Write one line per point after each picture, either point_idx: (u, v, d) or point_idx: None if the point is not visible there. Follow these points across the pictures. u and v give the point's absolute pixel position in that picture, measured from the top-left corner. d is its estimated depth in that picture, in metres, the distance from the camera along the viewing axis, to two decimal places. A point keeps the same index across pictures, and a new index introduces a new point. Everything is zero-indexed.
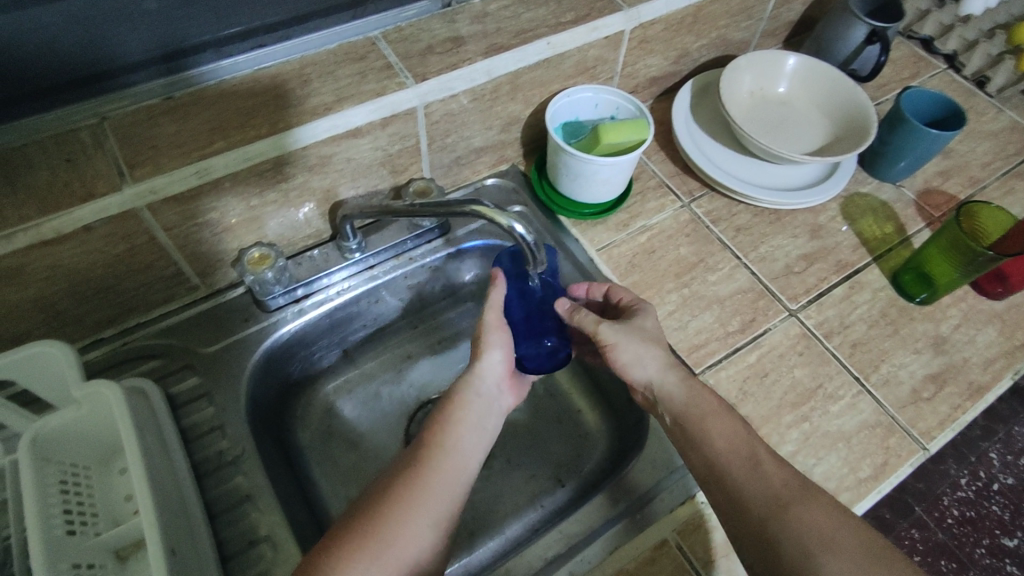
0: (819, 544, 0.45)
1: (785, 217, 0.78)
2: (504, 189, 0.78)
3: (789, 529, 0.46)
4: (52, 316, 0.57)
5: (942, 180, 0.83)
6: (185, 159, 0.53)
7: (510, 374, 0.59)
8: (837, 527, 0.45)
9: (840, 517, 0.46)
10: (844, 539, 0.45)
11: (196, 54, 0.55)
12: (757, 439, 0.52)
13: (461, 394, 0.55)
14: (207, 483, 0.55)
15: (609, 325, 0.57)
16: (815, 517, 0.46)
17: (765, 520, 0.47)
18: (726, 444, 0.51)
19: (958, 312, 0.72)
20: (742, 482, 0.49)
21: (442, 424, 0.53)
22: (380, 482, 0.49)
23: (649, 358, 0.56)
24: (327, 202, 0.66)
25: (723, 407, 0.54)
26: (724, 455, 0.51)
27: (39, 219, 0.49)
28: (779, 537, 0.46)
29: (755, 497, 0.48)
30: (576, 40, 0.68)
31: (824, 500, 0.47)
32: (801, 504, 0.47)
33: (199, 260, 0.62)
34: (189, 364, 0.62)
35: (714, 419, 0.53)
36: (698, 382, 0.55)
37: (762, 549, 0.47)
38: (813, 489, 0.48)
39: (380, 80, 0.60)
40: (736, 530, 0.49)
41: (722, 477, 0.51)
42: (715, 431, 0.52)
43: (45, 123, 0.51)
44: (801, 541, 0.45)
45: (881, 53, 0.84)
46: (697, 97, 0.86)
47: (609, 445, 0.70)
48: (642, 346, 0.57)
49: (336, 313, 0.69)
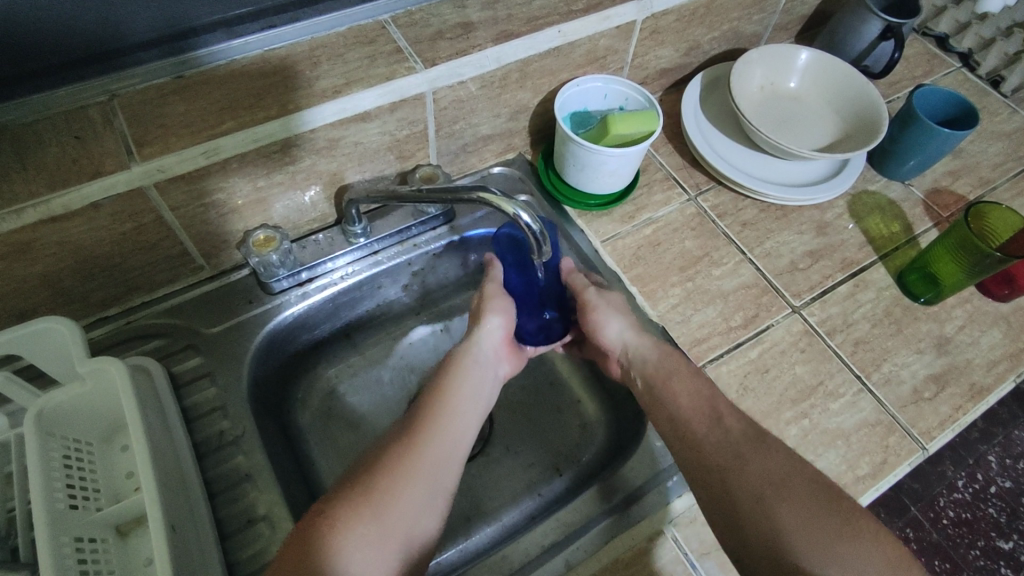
0: (770, 488, 0.46)
1: (791, 213, 0.78)
2: (510, 178, 0.78)
3: (744, 477, 0.48)
4: (58, 293, 0.57)
5: (951, 180, 0.83)
6: (194, 139, 0.53)
7: (507, 342, 0.62)
8: (787, 471, 0.47)
9: (791, 463, 0.48)
10: (793, 484, 0.47)
11: (201, 35, 0.55)
12: (719, 396, 0.54)
13: (456, 363, 0.57)
14: (207, 461, 0.56)
15: (593, 289, 0.63)
16: (767, 464, 0.48)
17: (722, 467, 0.49)
18: (689, 400, 0.54)
19: (963, 313, 0.71)
20: (702, 434, 0.51)
21: (438, 391, 0.54)
22: (376, 447, 0.50)
23: (626, 319, 0.61)
24: (333, 185, 0.66)
25: (689, 366, 0.57)
26: (689, 410, 0.53)
27: (47, 195, 0.49)
28: (733, 483, 0.48)
29: (713, 447, 0.50)
30: (587, 29, 0.67)
31: (776, 447, 0.49)
32: (754, 453, 0.49)
33: (205, 241, 0.62)
34: (192, 344, 0.62)
35: (677, 381, 0.55)
36: (670, 348, 0.59)
37: (715, 495, 0.49)
38: (767, 438, 0.50)
39: (389, 64, 0.60)
40: (694, 478, 0.51)
41: (686, 430, 0.52)
42: (680, 389, 0.55)
43: (55, 99, 0.51)
44: (753, 486, 0.47)
45: (895, 49, 0.83)
46: (707, 90, 0.86)
47: (608, 436, 0.70)
48: (620, 310, 0.62)
49: (339, 298, 0.69)
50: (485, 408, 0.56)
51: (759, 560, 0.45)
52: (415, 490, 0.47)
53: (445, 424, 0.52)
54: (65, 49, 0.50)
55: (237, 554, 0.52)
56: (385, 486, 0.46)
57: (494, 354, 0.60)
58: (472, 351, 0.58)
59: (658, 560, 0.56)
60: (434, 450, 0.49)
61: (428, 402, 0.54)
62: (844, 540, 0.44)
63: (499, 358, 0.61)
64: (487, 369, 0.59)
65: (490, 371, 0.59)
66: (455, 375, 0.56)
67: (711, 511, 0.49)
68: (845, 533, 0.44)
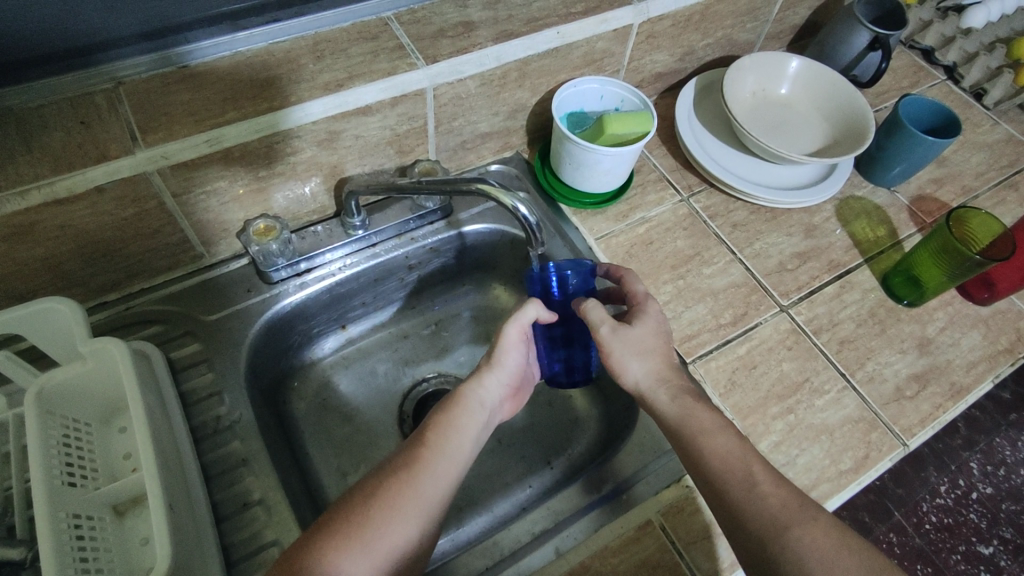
0: (821, 565, 0.45)
1: (781, 216, 0.80)
2: (507, 175, 0.79)
3: (791, 551, 0.46)
4: (58, 276, 0.57)
5: (935, 187, 0.85)
6: (197, 127, 0.54)
7: (511, 392, 0.61)
8: (838, 542, 0.46)
9: (839, 537, 0.47)
10: (846, 561, 0.45)
11: (188, 30, 0.57)
12: (753, 456, 0.52)
13: (461, 398, 0.55)
14: (202, 446, 0.57)
15: (608, 329, 0.58)
16: (813, 537, 0.46)
17: (767, 538, 0.47)
18: (721, 461, 0.51)
19: (944, 316, 0.73)
20: (741, 503, 0.49)
21: (441, 424, 0.53)
22: (376, 472, 0.50)
23: (649, 359, 0.58)
24: (334, 177, 0.67)
25: (715, 421, 0.54)
26: (721, 471, 0.51)
27: (52, 178, 0.50)
28: (781, 556, 0.46)
29: (755, 518, 0.48)
30: (585, 30, 0.69)
31: (821, 515, 0.48)
32: (801, 525, 0.47)
33: (205, 229, 0.63)
34: (189, 331, 0.63)
35: (703, 437, 0.53)
36: (689, 400, 0.56)
37: (762, 564, 0.47)
38: (809, 504, 0.49)
39: (392, 61, 0.62)
40: (737, 541, 0.49)
41: (723, 495, 0.50)
42: (711, 446, 0.52)
43: (63, 85, 0.53)
44: (803, 562, 0.45)
45: (882, 59, 0.86)
46: (700, 94, 0.88)
47: (598, 430, 0.72)
48: (643, 348, 0.58)
49: (336, 289, 0.70)
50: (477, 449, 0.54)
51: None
52: (403, 524, 0.46)
53: (444, 461, 0.51)
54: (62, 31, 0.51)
55: (231, 537, 0.52)
56: (378, 516, 0.46)
57: (500, 393, 0.59)
58: (482, 387, 0.57)
59: (647, 549, 0.56)
60: (432, 488, 0.49)
61: (432, 431, 0.52)
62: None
63: (503, 405, 0.60)
64: (491, 412, 0.57)
65: (491, 410, 0.58)
66: (457, 409, 0.55)
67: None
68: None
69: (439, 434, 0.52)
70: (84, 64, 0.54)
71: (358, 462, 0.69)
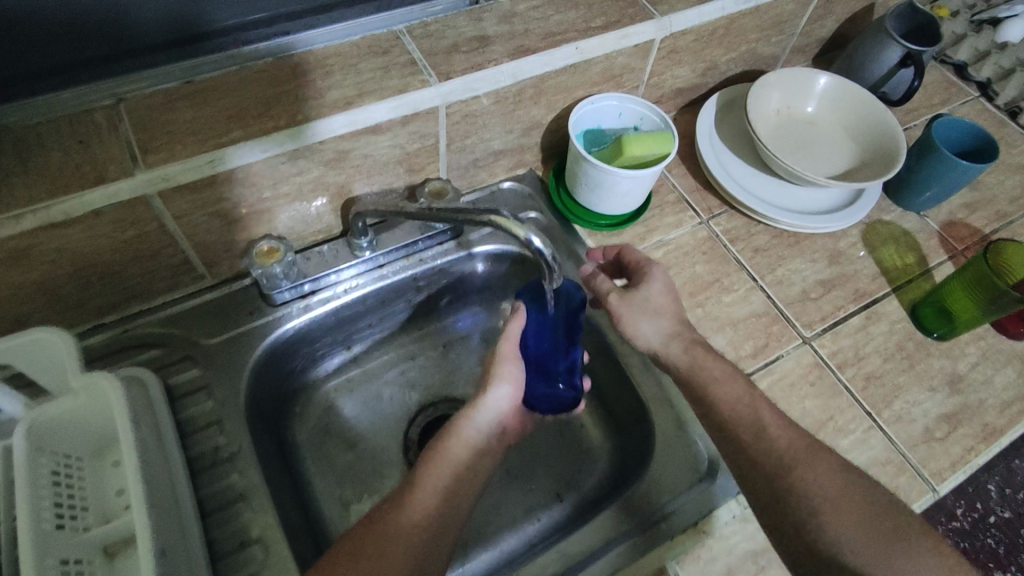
0: (824, 503, 0.51)
1: (804, 241, 0.76)
2: (519, 194, 0.77)
3: (798, 491, 0.51)
4: (53, 300, 0.55)
5: (967, 213, 0.81)
6: (200, 147, 0.52)
7: (513, 410, 0.60)
8: (838, 482, 0.52)
9: (840, 474, 0.52)
10: (847, 498, 0.51)
11: (193, 44, 0.55)
12: (761, 403, 0.56)
13: (458, 426, 0.56)
14: (200, 480, 0.54)
15: (616, 297, 0.62)
16: (817, 477, 0.52)
17: (777, 480, 0.52)
18: (732, 409, 0.55)
19: (977, 350, 0.70)
20: (753, 448, 0.54)
21: (437, 455, 0.54)
22: (383, 500, 0.52)
23: (664, 316, 0.61)
24: (340, 198, 0.64)
25: (723, 369, 0.58)
26: (733, 419, 0.55)
27: (47, 201, 0.48)
28: (789, 497, 0.52)
29: (767, 461, 0.53)
30: (605, 47, 0.66)
31: (824, 456, 0.53)
32: (806, 466, 0.52)
33: (208, 250, 0.61)
34: (189, 356, 0.61)
35: (717, 386, 0.57)
36: (700, 348, 0.59)
37: (770, 501, 0.53)
38: (814, 446, 0.54)
39: (403, 77, 0.59)
40: (747, 481, 0.54)
41: (736, 441, 0.55)
42: (724, 395, 0.56)
43: (60, 102, 0.51)
44: (808, 500, 0.51)
45: (914, 77, 0.82)
46: (722, 111, 0.84)
47: (610, 463, 0.69)
48: (657, 306, 0.62)
49: (342, 312, 0.67)
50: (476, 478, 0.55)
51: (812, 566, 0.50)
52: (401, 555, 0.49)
53: (438, 496, 0.52)
54: (66, 46, 0.49)
55: None
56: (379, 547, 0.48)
57: (501, 413, 0.59)
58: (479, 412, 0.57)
59: None
60: (427, 523, 0.51)
61: (430, 463, 0.54)
62: (893, 542, 0.49)
63: (503, 424, 0.59)
64: (490, 436, 0.58)
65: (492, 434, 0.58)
66: (455, 439, 0.56)
67: (767, 517, 0.53)
68: (896, 538, 0.50)
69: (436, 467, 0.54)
70: (82, 80, 0.51)
71: (361, 491, 0.67)
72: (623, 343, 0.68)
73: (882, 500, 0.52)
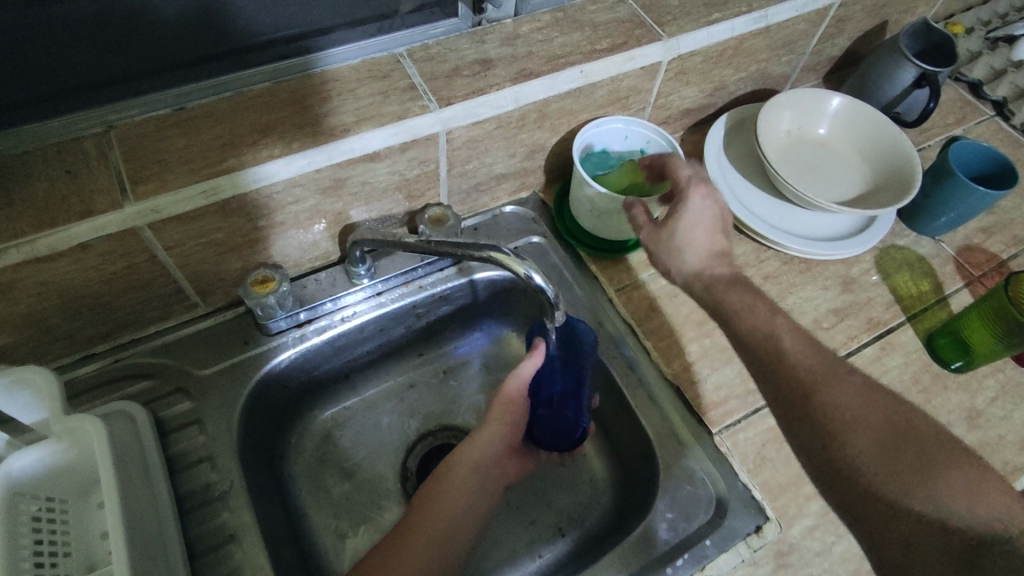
0: (845, 424, 0.47)
1: (815, 267, 0.74)
2: (522, 219, 0.75)
3: (816, 410, 0.48)
4: (41, 332, 0.54)
5: (984, 237, 0.79)
6: (191, 178, 0.50)
7: (508, 450, 0.64)
8: (865, 406, 0.47)
9: (866, 395, 0.48)
10: (870, 419, 0.47)
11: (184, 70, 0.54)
12: (783, 322, 0.52)
13: (456, 462, 0.59)
14: (190, 519, 0.53)
15: (647, 229, 0.60)
16: (839, 398, 0.48)
17: (796, 399, 0.49)
18: (750, 328, 0.52)
19: (995, 383, 0.68)
20: (770, 365, 0.51)
21: (435, 490, 0.57)
22: (393, 532, 0.54)
23: (692, 252, 0.58)
24: (338, 225, 0.63)
25: (746, 299, 0.54)
26: (751, 337, 0.52)
27: (32, 235, 0.46)
28: (808, 415, 0.48)
29: (785, 380, 0.50)
30: (610, 69, 0.64)
31: (851, 380, 0.49)
32: (829, 386, 0.48)
33: (200, 279, 0.59)
34: (181, 388, 0.59)
35: (737, 316, 0.53)
36: (725, 280, 0.56)
37: (791, 420, 0.50)
38: (840, 370, 0.49)
39: (402, 102, 0.57)
40: (769, 397, 0.51)
41: (755, 359, 0.52)
42: (743, 319, 0.53)
43: (49, 131, 0.50)
44: (826, 419, 0.47)
45: (930, 98, 0.80)
46: (732, 131, 0.82)
47: (614, 498, 0.67)
48: (686, 239, 0.58)
49: (338, 341, 0.66)
50: (473, 512, 0.58)
51: (838, 490, 0.47)
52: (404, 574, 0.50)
53: (438, 527, 0.54)
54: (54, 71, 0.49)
55: None
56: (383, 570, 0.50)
57: (497, 451, 0.62)
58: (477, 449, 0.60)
59: None
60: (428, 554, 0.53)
61: (428, 496, 0.56)
62: (923, 467, 0.44)
63: (500, 463, 0.63)
64: (487, 473, 0.61)
65: (488, 471, 0.61)
66: (453, 474, 0.58)
67: (793, 441, 0.50)
68: (929, 464, 0.45)
69: (435, 501, 0.56)
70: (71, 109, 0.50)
71: (358, 523, 0.65)
72: (628, 375, 0.65)
73: (917, 427, 0.47)
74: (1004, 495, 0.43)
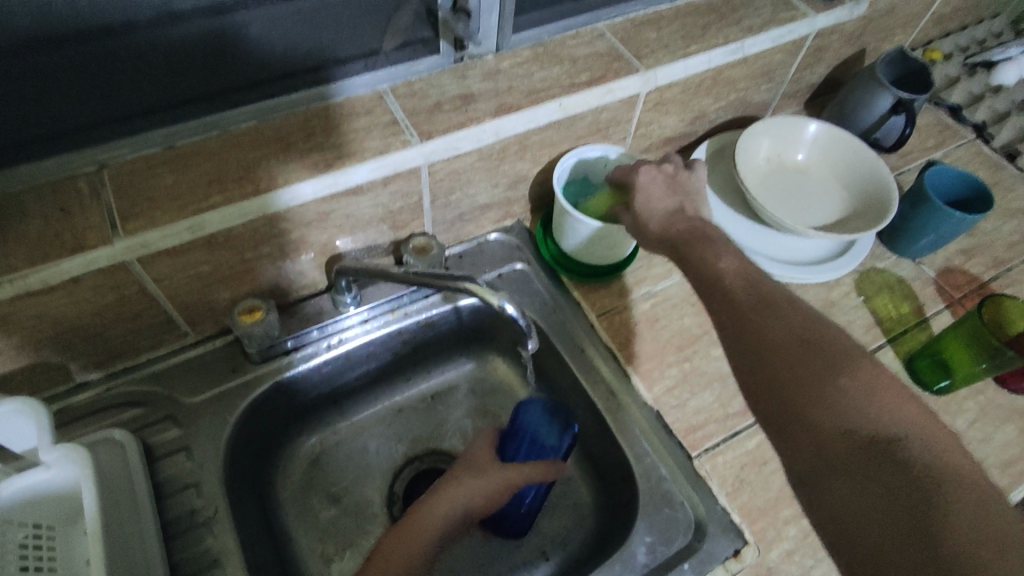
0: (774, 347, 0.48)
1: (795, 291, 0.75)
2: (507, 246, 0.77)
3: (752, 336, 0.50)
4: (34, 363, 0.56)
5: (963, 259, 0.80)
6: (177, 215, 0.52)
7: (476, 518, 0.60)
8: (794, 331, 0.48)
9: (801, 321, 0.49)
10: (798, 341, 0.48)
11: (172, 111, 0.56)
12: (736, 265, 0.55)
13: (427, 512, 0.56)
14: (175, 544, 0.54)
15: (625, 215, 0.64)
16: (773, 325, 0.49)
17: (738, 329, 0.51)
18: (705, 272, 0.55)
19: (975, 405, 0.68)
20: (718, 302, 0.53)
21: (407, 529, 0.55)
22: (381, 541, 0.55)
23: (651, 216, 0.62)
24: (325, 254, 0.65)
25: (703, 246, 0.57)
26: (707, 280, 0.55)
27: (26, 270, 0.48)
28: (745, 342, 0.50)
29: (730, 315, 0.52)
30: (589, 102, 0.67)
31: (786, 309, 0.50)
32: (762, 317, 0.50)
33: (189, 309, 0.61)
34: (171, 415, 0.61)
35: (693, 259, 0.57)
36: (683, 229, 0.59)
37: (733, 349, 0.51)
38: (779, 302, 0.51)
39: (384, 137, 0.60)
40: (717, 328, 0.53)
41: (709, 298, 0.54)
42: (704, 260, 0.56)
43: (44, 170, 0.52)
44: (759, 344, 0.49)
45: (906, 124, 0.82)
46: (713, 157, 0.84)
47: (596, 521, 0.67)
48: (644, 206, 0.62)
49: (325, 367, 0.67)
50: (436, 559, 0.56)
51: (766, 406, 0.48)
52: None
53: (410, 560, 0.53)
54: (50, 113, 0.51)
55: None
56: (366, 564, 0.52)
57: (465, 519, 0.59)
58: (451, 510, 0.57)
59: None
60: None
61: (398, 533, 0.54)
62: (835, 378, 0.45)
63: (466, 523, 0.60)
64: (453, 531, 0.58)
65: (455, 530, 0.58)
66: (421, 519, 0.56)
67: (734, 366, 0.51)
68: (845, 376, 0.45)
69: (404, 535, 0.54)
70: (65, 149, 0.53)
71: (343, 547, 0.66)
72: (608, 399, 0.66)
73: (842, 346, 0.47)
74: (915, 407, 0.43)
